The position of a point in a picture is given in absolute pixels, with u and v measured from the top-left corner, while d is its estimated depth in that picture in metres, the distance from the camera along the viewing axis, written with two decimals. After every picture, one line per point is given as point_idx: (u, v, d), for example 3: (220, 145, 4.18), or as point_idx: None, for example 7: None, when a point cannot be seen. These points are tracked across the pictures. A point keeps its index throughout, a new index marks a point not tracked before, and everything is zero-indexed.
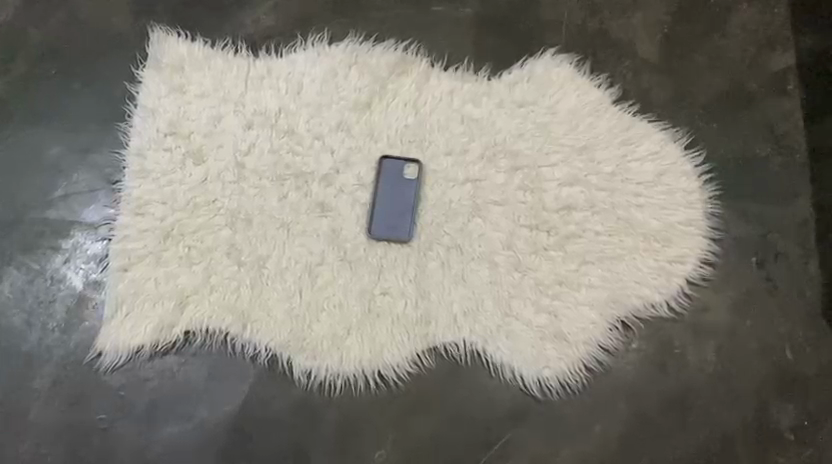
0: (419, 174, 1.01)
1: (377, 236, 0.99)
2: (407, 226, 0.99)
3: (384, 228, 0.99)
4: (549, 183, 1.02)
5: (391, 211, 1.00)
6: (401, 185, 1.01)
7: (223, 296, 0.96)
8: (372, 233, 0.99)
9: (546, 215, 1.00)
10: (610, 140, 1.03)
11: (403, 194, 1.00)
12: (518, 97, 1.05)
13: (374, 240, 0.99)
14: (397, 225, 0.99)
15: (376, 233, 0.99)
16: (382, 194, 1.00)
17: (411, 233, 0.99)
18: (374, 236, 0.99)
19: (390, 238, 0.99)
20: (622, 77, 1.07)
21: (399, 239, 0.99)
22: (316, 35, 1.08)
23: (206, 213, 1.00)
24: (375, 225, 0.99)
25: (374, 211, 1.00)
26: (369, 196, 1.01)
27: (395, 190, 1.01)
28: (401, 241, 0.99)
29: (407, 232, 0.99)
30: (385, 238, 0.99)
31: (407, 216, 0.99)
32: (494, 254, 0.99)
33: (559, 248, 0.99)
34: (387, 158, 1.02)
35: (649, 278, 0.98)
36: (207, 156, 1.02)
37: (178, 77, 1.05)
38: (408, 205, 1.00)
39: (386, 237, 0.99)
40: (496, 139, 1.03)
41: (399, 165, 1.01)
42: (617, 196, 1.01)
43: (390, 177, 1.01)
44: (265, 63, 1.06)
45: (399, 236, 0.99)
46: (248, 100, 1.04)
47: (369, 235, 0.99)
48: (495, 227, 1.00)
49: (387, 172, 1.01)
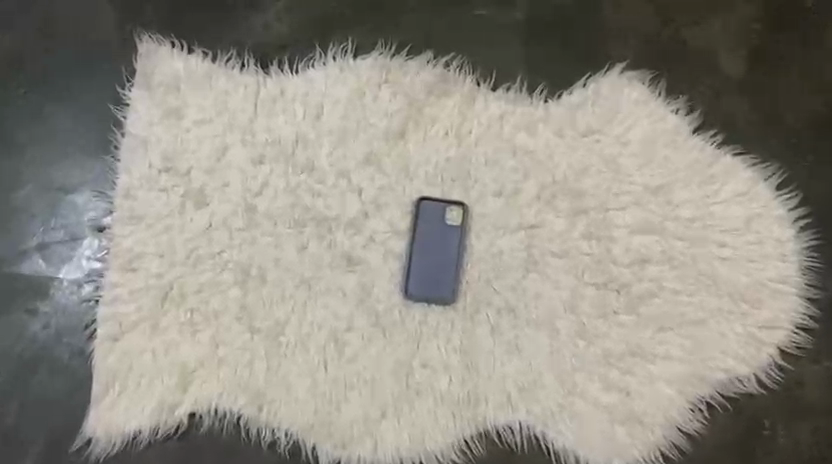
0: (463, 221, 0.85)
1: (414, 298, 0.83)
2: (449, 285, 0.84)
3: (423, 288, 0.83)
4: (618, 231, 0.86)
5: (430, 267, 0.84)
6: (442, 234, 0.84)
7: (234, 371, 0.81)
8: (408, 294, 0.83)
9: (615, 271, 0.85)
10: (690, 178, 0.87)
11: (444, 246, 0.84)
12: (581, 125, 0.88)
13: (410, 302, 0.83)
14: (438, 285, 0.83)
15: (413, 295, 0.83)
16: (419, 246, 0.84)
17: (454, 294, 0.84)
18: (410, 297, 0.83)
19: (429, 300, 0.83)
20: (703, 99, 0.90)
21: (440, 301, 0.83)
22: (338, 47, 0.89)
23: (210, 268, 0.83)
24: (411, 284, 0.83)
25: (410, 267, 0.84)
26: (403, 247, 0.85)
27: (435, 241, 0.84)
28: (442, 303, 0.83)
29: (450, 293, 0.83)
30: (424, 300, 0.83)
31: (449, 274, 0.84)
32: (554, 318, 0.84)
33: (630, 310, 0.84)
34: (424, 201, 0.85)
35: (735, 347, 0.83)
36: (210, 197, 0.85)
37: (174, 99, 0.87)
38: (450, 259, 0.84)
39: (425, 299, 0.83)
40: (554, 176, 0.87)
41: (438, 210, 0.85)
42: (698, 247, 0.86)
43: (428, 224, 0.85)
44: (277, 81, 0.88)
45: (440, 298, 0.83)
46: (258, 127, 0.87)
47: (404, 296, 0.84)
48: (555, 285, 0.84)
49: (425, 218, 0.85)
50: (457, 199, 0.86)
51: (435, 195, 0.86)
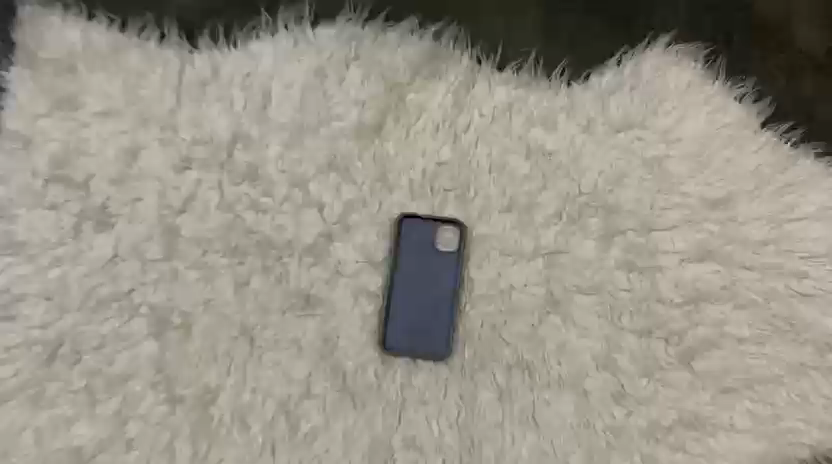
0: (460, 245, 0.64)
1: (397, 352, 0.62)
2: (443, 333, 0.63)
3: (408, 339, 0.62)
4: (666, 259, 0.64)
5: (417, 309, 0.63)
6: (431, 265, 0.64)
7: (148, 456, 0.60)
8: (388, 347, 0.62)
9: (662, 313, 0.64)
10: (760, 187, 0.66)
11: (435, 281, 0.63)
12: (616, 117, 0.66)
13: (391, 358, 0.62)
14: (427, 333, 0.63)
15: (394, 348, 0.62)
16: (401, 281, 0.63)
17: (449, 345, 0.62)
18: (391, 352, 0.62)
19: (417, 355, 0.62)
20: (774, 82, 0.68)
21: (431, 355, 0.62)
22: (292, 12, 0.67)
23: (116, 314, 0.61)
24: (392, 334, 0.62)
25: (389, 310, 0.63)
26: (380, 283, 0.63)
27: (422, 274, 0.64)
28: (434, 359, 0.62)
29: (444, 344, 0.62)
30: (409, 355, 0.62)
31: (443, 318, 0.63)
32: (582, 378, 0.62)
33: (683, 366, 0.63)
34: (408, 219, 0.64)
35: (822, 415, 0.63)
36: (117, 217, 0.63)
37: (67, 82, 0.64)
38: (443, 299, 0.63)
39: (411, 353, 0.62)
40: (581, 186, 0.65)
41: (426, 232, 0.64)
42: (771, 280, 0.65)
43: (413, 251, 0.64)
44: (209, 58, 0.65)
45: (431, 351, 0.62)
46: (183, 121, 0.64)
47: (383, 350, 0.62)
48: (583, 333, 0.63)
49: (409, 243, 0.64)
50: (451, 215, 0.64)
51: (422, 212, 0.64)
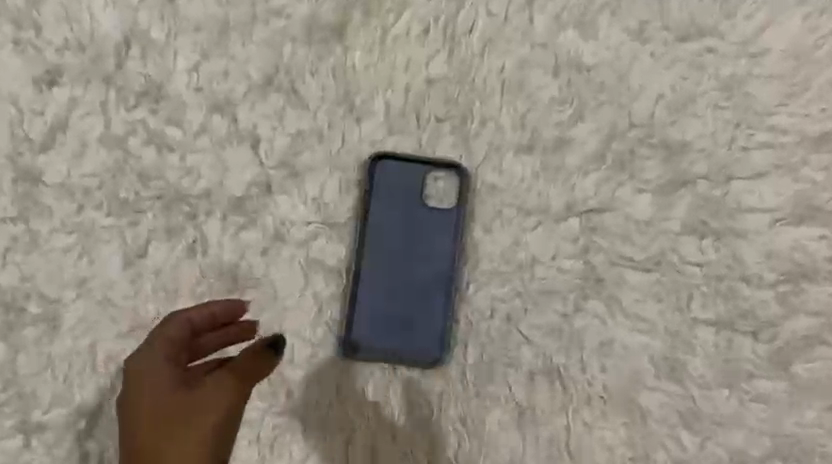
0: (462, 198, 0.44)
1: (371, 353, 0.43)
2: (438, 326, 0.43)
3: (386, 334, 0.43)
4: (751, 219, 0.45)
5: (399, 291, 0.44)
6: (420, 226, 0.44)
7: None
8: (358, 348, 0.43)
9: (749, 297, 0.44)
10: None
11: (426, 250, 0.44)
12: (679, 19, 0.46)
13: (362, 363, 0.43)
14: (414, 326, 0.43)
15: (366, 348, 0.43)
16: (377, 251, 0.44)
17: (448, 343, 0.43)
18: (363, 354, 0.43)
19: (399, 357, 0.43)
20: None
21: (421, 358, 0.43)
22: None
23: None
24: (364, 327, 0.43)
25: (359, 292, 0.43)
26: (346, 254, 0.43)
27: (407, 241, 0.44)
28: (425, 364, 0.43)
29: (440, 341, 0.43)
30: (388, 358, 0.43)
31: (437, 304, 0.43)
32: (635, 391, 0.43)
33: (779, 373, 0.44)
34: (384, 161, 0.44)
35: None
36: None
37: None
38: (437, 276, 0.44)
39: (392, 355, 0.43)
40: (630, 116, 0.46)
41: (413, 179, 0.44)
42: None
43: (393, 207, 0.44)
44: None
45: (420, 352, 0.43)
46: (47, 14, 0.43)
47: (350, 351, 0.43)
48: (636, 326, 0.44)
49: (387, 195, 0.44)
50: (448, 155, 0.44)
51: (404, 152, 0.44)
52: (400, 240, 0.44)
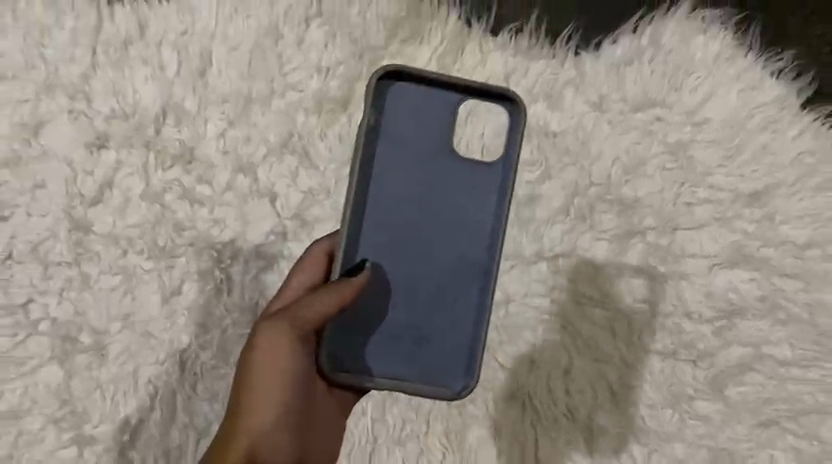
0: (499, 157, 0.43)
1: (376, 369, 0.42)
2: (465, 327, 0.43)
3: (399, 341, 0.42)
4: (692, 264, 0.53)
5: (417, 270, 0.42)
6: (445, 188, 0.42)
7: None
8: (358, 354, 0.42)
9: (692, 331, 0.52)
10: (802, 178, 0.55)
11: (451, 224, 0.42)
12: (632, 93, 0.55)
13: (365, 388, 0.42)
14: (436, 327, 0.43)
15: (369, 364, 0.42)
16: (386, 209, 0.42)
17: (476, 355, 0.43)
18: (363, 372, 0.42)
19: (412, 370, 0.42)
20: (815, 56, 0.58)
21: (439, 375, 0.43)
22: None
23: (9, 333, 0.48)
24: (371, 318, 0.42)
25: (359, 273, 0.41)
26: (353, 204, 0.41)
27: (429, 204, 0.42)
28: (445, 386, 0.43)
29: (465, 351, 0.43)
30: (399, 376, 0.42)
31: (465, 295, 0.43)
32: (593, 411, 0.51)
33: (715, 395, 0.52)
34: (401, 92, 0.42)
35: None
36: (13, 209, 0.50)
37: None
38: (465, 259, 0.43)
39: (403, 370, 0.42)
40: (591, 175, 0.54)
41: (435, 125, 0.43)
42: (818, 289, 0.54)
43: (414, 155, 0.42)
44: (129, 9, 0.51)
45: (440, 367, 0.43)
46: (98, 89, 0.51)
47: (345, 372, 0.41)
48: (595, 355, 0.52)
49: (406, 135, 0.42)
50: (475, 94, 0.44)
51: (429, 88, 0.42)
52: (431, 217, 0.42)
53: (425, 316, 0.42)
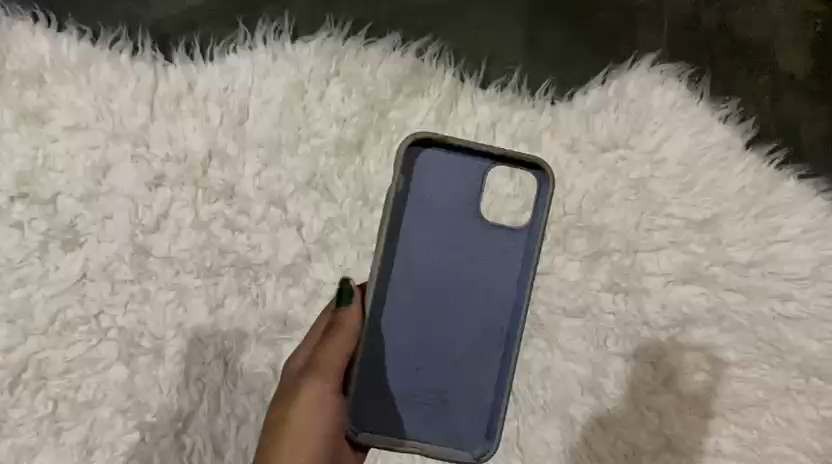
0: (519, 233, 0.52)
1: (405, 425, 0.51)
2: (487, 386, 0.52)
3: (427, 407, 0.51)
4: (652, 281, 0.63)
5: (444, 332, 0.51)
6: (470, 257, 0.51)
7: None
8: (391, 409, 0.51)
9: (649, 336, 0.63)
10: (744, 208, 0.65)
11: (477, 294, 0.51)
12: (600, 136, 0.65)
13: (396, 442, 0.50)
14: (460, 385, 0.51)
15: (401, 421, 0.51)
16: (418, 274, 0.51)
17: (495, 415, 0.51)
18: (395, 427, 0.51)
19: (438, 427, 0.51)
20: (756, 104, 0.69)
21: (462, 431, 0.51)
22: (271, 25, 0.64)
23: (84, 337, 0.59)
24: (404, 376, 0.51)
25: (393, 334, 0.50)
26: (387, 269, 0.50)
27: (455, 272, 0.51)
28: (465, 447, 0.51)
29: (485, 411, 0.52)
30: (426, 439, 0.51)
31: (487, 357, 0.51)
32: (566, 404, 0.61)
33: (669, 390, 0.62)
34: (436, 155, 0.51)
35: (806, 438, 0.62)
36: (85, 236, 0.60)
37: (34, 94, 0.62)
38: (488, 325, 0.51)
39: (429, 427, 0.51)
40: (565, 205, 0.63)
41: (462, 200, 0.52)
42: (756, 301, 0.64)
43: (442, 225, 0.51)
44: (182, 71, 0.63)
45: (462, 423, 0.51)
46: (155, 136, 0.62)
47: (380, 427, 0.50)
48: (568, 356, 0.62)
49: (435, 207, 0.51)
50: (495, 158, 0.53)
51: (454, 157, 0.51)
52: (459, 284, 0.51)
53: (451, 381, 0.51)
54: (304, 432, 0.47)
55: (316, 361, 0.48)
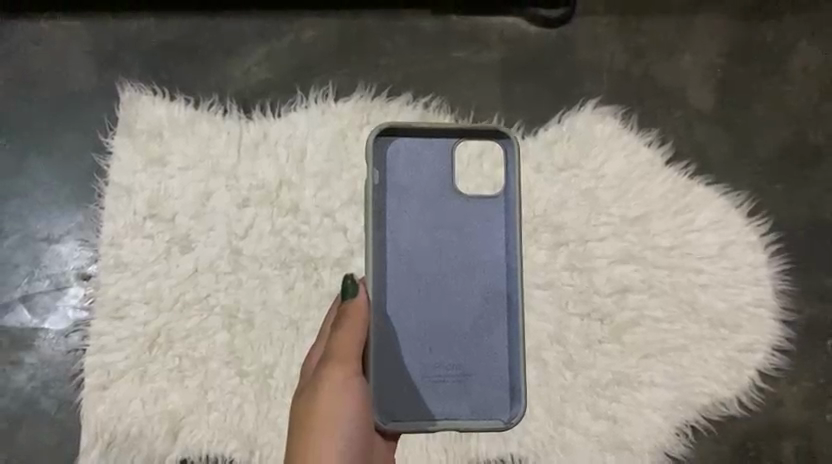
0: (495, 204, 0.66)
1: (432, 402, 0.63)
2: (497, 349, 0.64)
3: (448, 383, 0.63)
4: (598, 262, 0.88)
5: (448, 308, 0.64)
6: (460, 236, 0.65)
7: (224, 416, 0.81)
8: (416, 389, 0.63)
9: (597, 300, 0.87)
10: (665, 208, 0.90)
11: (469, 266, 0.64)
12: (558, 159, 0.90)
13: (427, 420, 0.62)
14: (475, 356, 0.63)
15: (427, 399, 0.63)
16: (413, 255, 0.64)
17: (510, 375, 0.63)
18: (425, 406, 0.63)
19: (463, 399, 0.63)
20: (674, 131, 0.94)
21: (485, 397, 0.63)
22: (319, 91, 0.91)
23: (198, 312, 0.84)
24: (422, 355, 0.63)
25: (402, 312, 0.63)
26: (387, 255, 0.64)
27: (447, 251, 0.64)
28: (487, 412, 0.63)
29: (503, 374, 0.64)
30: (450, 409, 0.63)
31: (494, 323, 0.64)
32: (540, 351, 0.84)
33: (615, 340, 0.86)
34: (405, 141, 0.66)
35: (718, 371, 0.86)
36: (195, 242, 0.85)
37: (156, 145, 0.87)
38: (487, 293, 0.64)
39: (456, 401, 0.63)
40: (534, 210, 0.88)
41: (439, 186, 0.66)
42: (677, 274, 0.88)
43: (427, 210, 0.65)
44: (260, 125, 0.89)
45: (483, 391, 0.63)
46: (243, 171, 0.87)
47: (408, 412, 0.62)
48: (540, 317, 0.85)
49: (417, 193, 0.65)
50: (459, 141, 0.68)
51: (423, 152, 0.67)
52: (451, 257, 0.64)
53: (463, 354, 0.63)
54: (328, 412, 0.56)
55: (332, 353, 0.58)
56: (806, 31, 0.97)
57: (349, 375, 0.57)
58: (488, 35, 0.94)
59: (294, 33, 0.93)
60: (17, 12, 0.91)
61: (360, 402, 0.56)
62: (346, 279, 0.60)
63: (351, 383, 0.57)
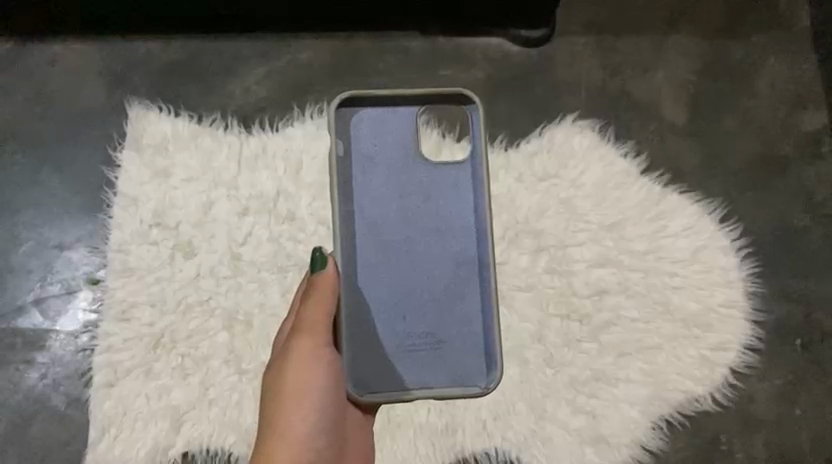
0: (462, 170, 0.68)
1: (406, 371, 0.65)
2: (470, 314, 0.67)
3: (422, 351, 0.66)
4: (577, 265, 0.93)
5: (420, 275, 0.66)
6: (428, 205, 0.67)
7: (223, 412, 0.86)
8: (390, 357, 0.65)
9: (576, 302, 0.92)
10: (640, 215, 0.95)
11: (438, 234, 0.67)
12: (539, 170, 0.96)
13: (403, 388, 0.65)
14: (448, 322, 0.66)
15: (401, 368, 0.65)
16: (382, 224, 0.66)
17: (484, 339, 0.66)
18: (399, 374, 0.65)
19: (438, 365, 0.66)
20: (648, 143, 0.99)
21: (459, 363, 0.66)
22: (314, 106, 0.97)
23: (200, 314, 0.89)
24: (395, 323, 0.66)
25: (371, 280, 0.66)
26: (355, 226, 0.66)
27: (416, 220, 0.67)
28: (463, 379, 0.66)
29: (476, 339, 0.66)
30: (425, 376, 0.65)
31: (465, 289, 0.67)
32: (522, 350, 0.89)
33: (593, 339, 0.91)
34: (369, 110, 0.68)
35: (691, 369, 0.91)
36: (198, 248, 0.91)
37: (162, 158, 0.94)
38: (458, 260, 0.67)
39: (431, 367, 0.66)
40: (517, 217, 0.94)
41: (405, 155, 0.68)
42: (652, 277, 0.93)
43: (395, 180, 0.67)
44: (259, 140, 0.95)
45: (457, 356, 0.66)
46: (242, 183, 0.93)
47: (384, 382, 0.65)
48: (522, 317, 0.90)
49: (383, 163, 0.67)
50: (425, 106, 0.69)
51: (387, 119, 0.68)
52: (420, 227, 0.67)
53: (436, 321, 0.66)
54: (299, 381, 0.62)
55: (302, 324, 0.63)
56: (773, 49, 1.03)
57: (318, 346, 0.62)
58: (474, 55, 1.01)
59: (291, 54, 0.99)
60: (33, 35, 0.98)
61: (328, 371, 0.62)
62: (315, 253, 0.63)
63: (321, 352, 0.62)
